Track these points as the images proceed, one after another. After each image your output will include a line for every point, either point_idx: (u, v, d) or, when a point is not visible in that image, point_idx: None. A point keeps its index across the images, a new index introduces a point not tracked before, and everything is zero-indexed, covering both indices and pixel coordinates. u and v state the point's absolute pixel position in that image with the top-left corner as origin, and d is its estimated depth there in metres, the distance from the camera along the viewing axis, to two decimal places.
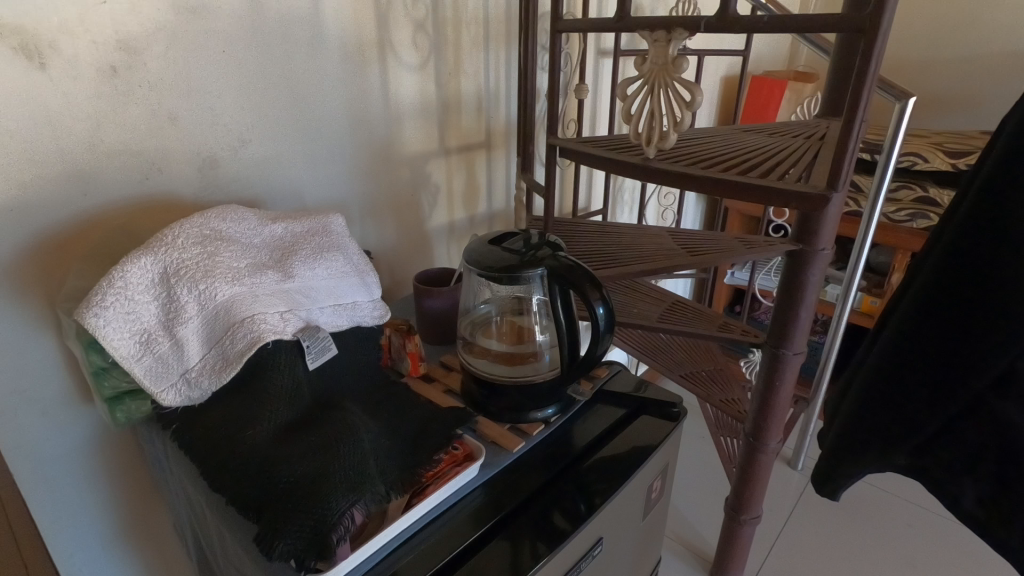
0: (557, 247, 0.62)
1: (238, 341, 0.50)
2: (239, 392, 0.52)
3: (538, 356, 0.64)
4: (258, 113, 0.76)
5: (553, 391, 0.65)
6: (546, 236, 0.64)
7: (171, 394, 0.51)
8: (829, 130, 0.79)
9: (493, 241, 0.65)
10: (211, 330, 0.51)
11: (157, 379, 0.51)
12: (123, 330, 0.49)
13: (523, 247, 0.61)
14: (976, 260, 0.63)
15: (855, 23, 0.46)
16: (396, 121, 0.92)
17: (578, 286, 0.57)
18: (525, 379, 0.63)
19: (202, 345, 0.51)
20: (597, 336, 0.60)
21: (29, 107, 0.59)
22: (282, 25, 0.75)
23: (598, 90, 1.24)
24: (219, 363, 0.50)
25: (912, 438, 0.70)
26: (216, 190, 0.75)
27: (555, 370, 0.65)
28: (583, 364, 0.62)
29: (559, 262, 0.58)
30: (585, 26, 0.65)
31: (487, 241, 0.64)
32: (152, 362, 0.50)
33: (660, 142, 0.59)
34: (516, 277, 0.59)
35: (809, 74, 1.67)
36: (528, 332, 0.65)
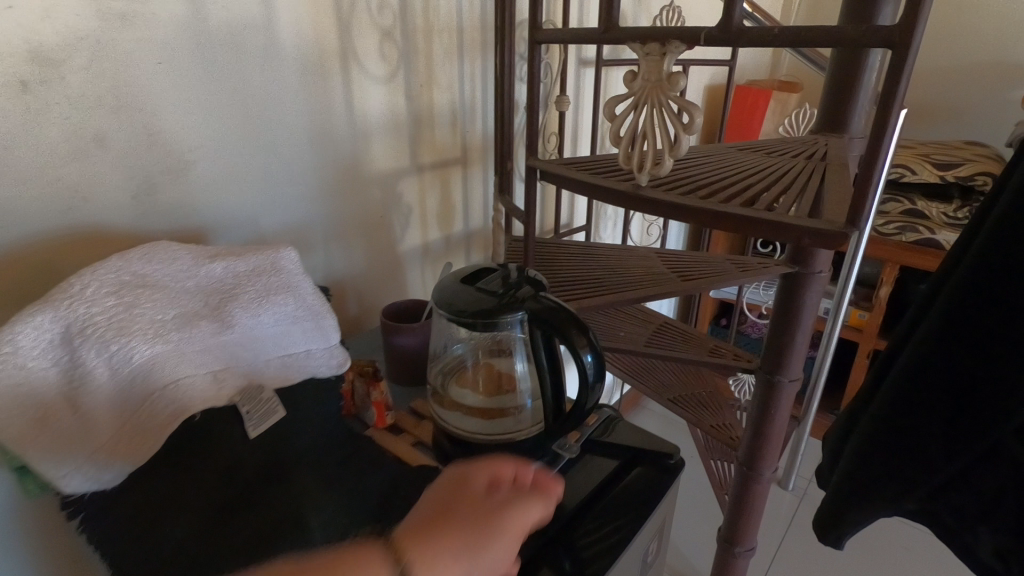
0: (538, 286, 0.55)
1: (158, 413, 0.44)
2: (163, 467, 0.44)
3: (519, 408, 0.58)
4: (204, 131, 0.68)
5: (538, 446, 0.58)
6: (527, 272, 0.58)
7: (74, 479, 0.44)
8: (829, 148, 0.73)
9: (466, 279, 0.58)
10: (126, 401, 0.45)
11: (56, 463, 0.43)
12: (13, 406, 0.42)
13: (503, 288, 0.54)
14: (996, 298, 0.56)
15: (877, 36, 0.39)
16: (364, 137, 0.84)
17: (560, 335, 0.50)
18: (505, 437, 0.57)
19: (113, 420, 0.44)
20: (586, 386, 0.53)
21: None
22: (229, 35, 0.67)
23: (580, 101, 1.18)
24: (135, 439, 0.44)
25: (927, 484, 0.64)
26: (155, 218, 0.67)
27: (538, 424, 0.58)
28: (571, 418, 0.55)
29: (539, 306, 0.51)
30: (567, 37, 0.58)
31: (459, 281, 0.57)
32: (50, 443, 0.43)
33: (654, 170, 0.53)
34: (493, 322, 0.52)
35: (794, 84, 1.64)
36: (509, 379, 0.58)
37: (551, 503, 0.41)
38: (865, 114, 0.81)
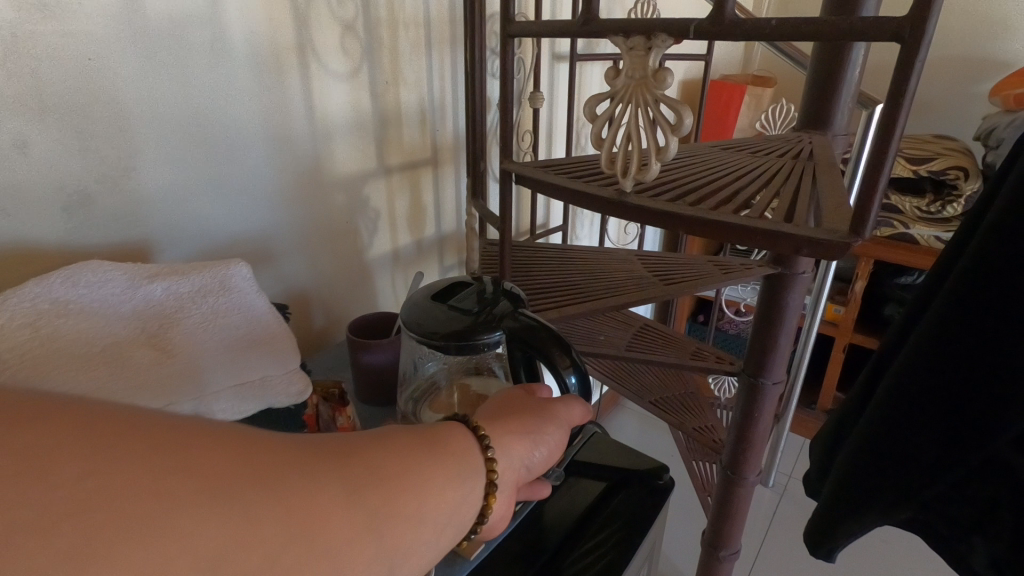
0: (519, 302, 0.51)
1: None
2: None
3: None
4: (144, 134, 0.62)
5: None
6: (510, 289, 0.54)
7: None
8: (815, 146, 0.70)
9: (443, 295, 0.54)
10: None
11: None
12: None
13: (479, 305, 0.51)
14: (993, 305, 0.54)
15: (884, 28, 0.35)
16: (325, 138, 0.79)
17: (542, 353, 0.46)
18: None
19: None
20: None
21: None
22: (169, 27, 0.61)
23: (555, 98, 1.14)
24: None
25: (922, 495, 0.62)
26: (90, 232, 0.60)
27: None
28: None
29: (519, 322, 0.47)
30: (542, 30, 0.54)
31: (434, 297, 0.53)
32: None
33: (639, 174, 0.49)
34: (470, 343, 0.48)
35: (767, 79, 1.63)
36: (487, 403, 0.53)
37: (588, 413, 0.46)
38: (848, 110, 0.78)
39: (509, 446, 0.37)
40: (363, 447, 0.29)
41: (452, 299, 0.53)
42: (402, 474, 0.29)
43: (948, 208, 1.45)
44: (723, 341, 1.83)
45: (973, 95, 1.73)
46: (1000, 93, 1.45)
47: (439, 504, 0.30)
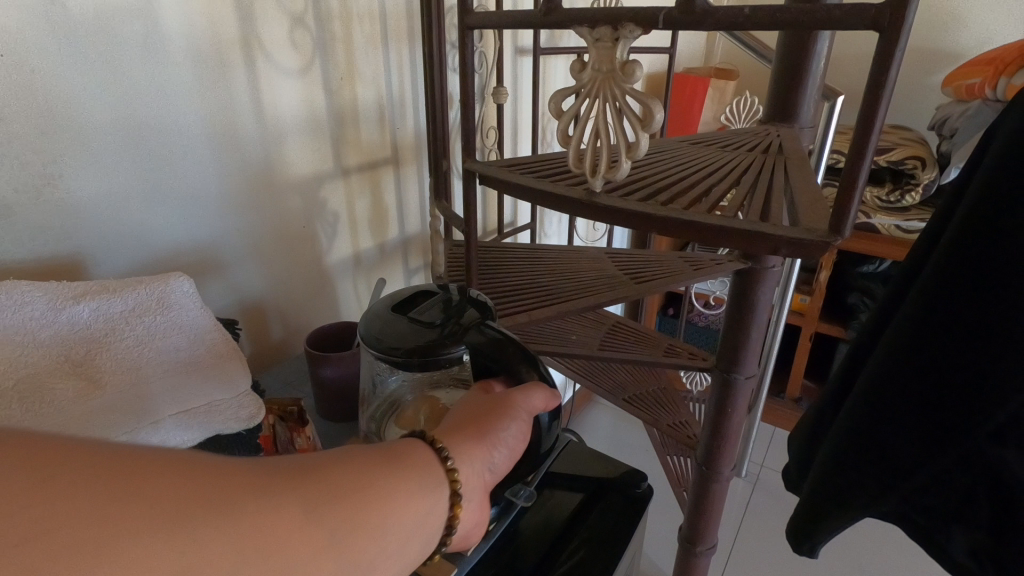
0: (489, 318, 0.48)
1: None
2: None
3: None
4: (70, 137, 0.56)
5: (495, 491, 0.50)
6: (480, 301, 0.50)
7: None
8: (783, 139, 0.69)
9: (408, 308, 0.51)
10: None
11: None
12: None
13: (444, 319, 0.48)
14: (967, 299, 0.54)
15: (864, 16, 0.34)
16: (276, 139, 0.74)
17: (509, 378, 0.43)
18: None
19: None
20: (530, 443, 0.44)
21: None
22: (96, 21, 0.56)
23: (519, 93, 1.11)
24: None
25: (901, 488, 0.61)
26: (11, 246, 0.55)
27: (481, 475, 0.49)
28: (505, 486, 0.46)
29: (486, 342, 0.44)
30: (503, 21, 0.51)
31: (398, 313, 0.50)
32: None
33: (610, 173, 0.47)
34: (431, 359, 0.45)
35: (730, 71, 1.63)
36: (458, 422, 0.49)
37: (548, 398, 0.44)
38: (814, 102, 0.78)
39: (472, 451, 0.36)
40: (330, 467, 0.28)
41: (416, 315, 0.49)
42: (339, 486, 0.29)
43: (907, 196, 1.48)
44: (693, 334, 1.84)
45: (926, 87, 1.78)
46: (952, 84, 1.49)
47: (406, 516, 0.30)
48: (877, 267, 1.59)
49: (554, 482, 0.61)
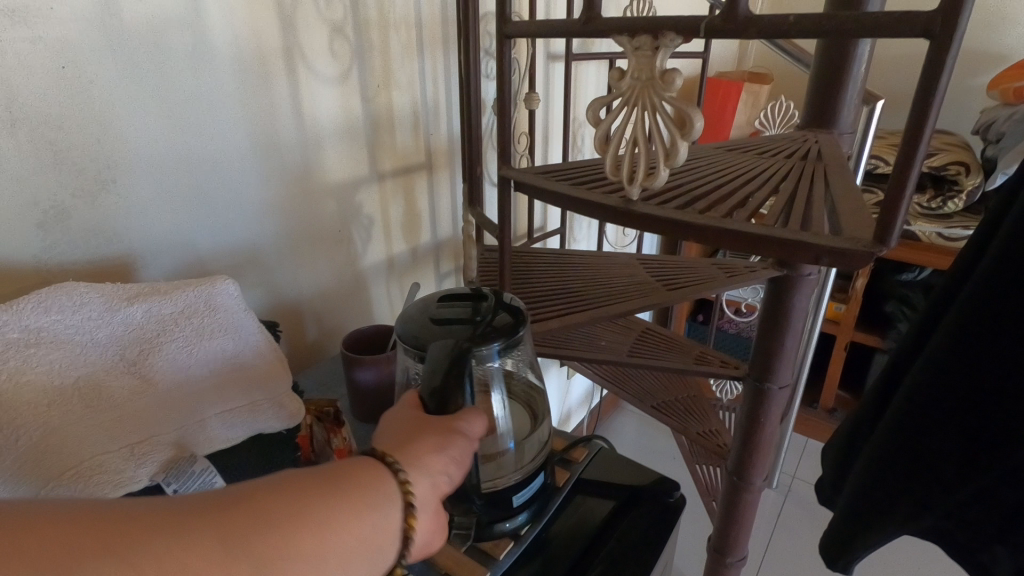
0: (489, 338, 0.46)
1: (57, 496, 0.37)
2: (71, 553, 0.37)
3: (503, 451, 0.51)
4: (124, 145, 0.59)
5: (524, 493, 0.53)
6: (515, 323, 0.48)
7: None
8: (822, 146, 0.68)
9: (458, 304, 0.52)
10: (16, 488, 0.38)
11: None
12: None
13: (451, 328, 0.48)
14: (1015, 310, 0.52)
15: (913, 23, 0.33)
16: (315, 145, 0.76)
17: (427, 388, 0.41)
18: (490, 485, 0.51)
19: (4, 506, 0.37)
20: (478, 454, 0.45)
21: None
22: (149, 33, 0.58)
23: (550, 98, 1.11)
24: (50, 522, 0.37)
25: (942, 505, 0.60)
26: (67, 248, 0.57)
27: (491, 487, 0.51)
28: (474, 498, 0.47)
29: (441, 352, 0.43)
30: (540, 30, 0.51)
31: (449, 303, 0.52)
32: None
33: (647, 180, 0.47)
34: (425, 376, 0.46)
35: (765, 75, 1.61)
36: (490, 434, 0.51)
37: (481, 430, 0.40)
38: (854, 107, 0.76)
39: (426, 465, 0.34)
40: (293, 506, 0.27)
41: (449, 313, 0.50)
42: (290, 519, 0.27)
43: (950, 203, 1.43)
44: (724, 341, 1.81)
45: (970, 89, 1.72)
46: (998, 86, 1.44)
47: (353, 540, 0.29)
48: (917, 275, 1.54)
49: (585, 488, 0.61)
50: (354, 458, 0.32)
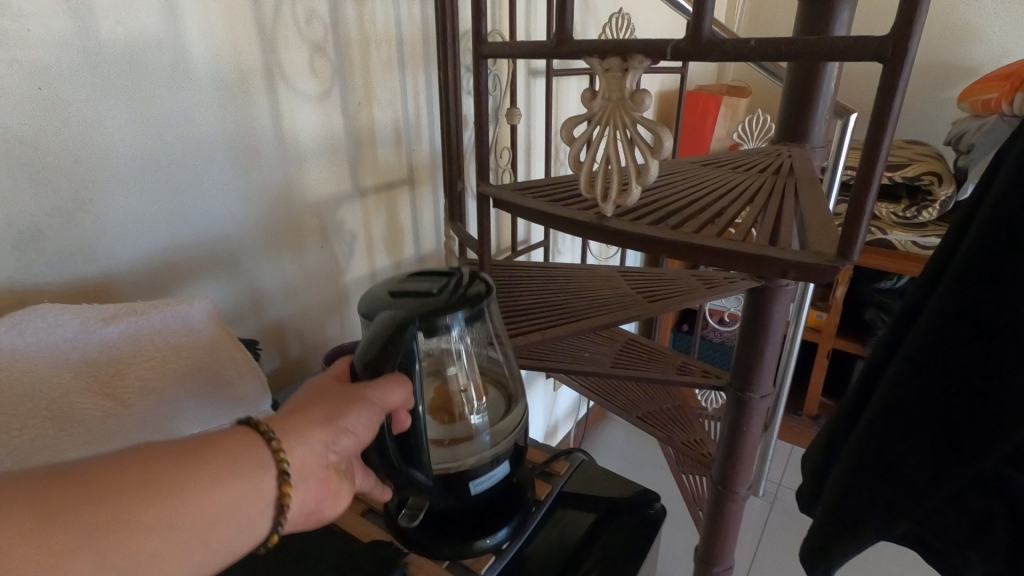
0: (438, 314, 0.47)
1: None
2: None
3: (473, 437, 0.52)
4: (100, 163, 0.58)
5: (492, 479, 0.53)
6: (472, 299, 0.49)
7: None
8: (794, 161, 0.70)
9: (436, 277, 0.53)
10: None
11: None
12: None
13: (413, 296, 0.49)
14: (980, 318, 0.54)
15: (867, 47, 0.35)
16: (296, 160, 0.76)
17: (363, 358, 0.45)
18: (455, 466, 0.50)
19: None
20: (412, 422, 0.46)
21: None
22: (127, 52, 0.58)
23: (532, 113, 1.12)
24: None
25: (915, 511, 0.61)
26: (45, 269, 0.57)
27: (444, 470, 0.50)
28: (418, 474, 0.48)
29: (381, 323, 0.46)
30: (514, 50, 0.53)
31: (428, 272, 0.53)
32: None
33: (620, 198, 0.48)
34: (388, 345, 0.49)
35: (742, 89, 1.64)
36: (459, 412, 0.52)
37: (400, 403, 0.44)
38: (825, 122, 0.78)
39: (306, 436, 0.38)
40: (147, 476, 0.31)
41: (417, 285, 0.51)
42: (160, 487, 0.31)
43: (923, 212, 1.47)
44: (708, 350, 1.83)
45: (942, 101, 1.77)
46: (967, 99, 1.48)
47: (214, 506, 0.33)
48: (895, 282, 1.57)
49: (567, 501, 0.62)
50: (227, 430, 0.36)
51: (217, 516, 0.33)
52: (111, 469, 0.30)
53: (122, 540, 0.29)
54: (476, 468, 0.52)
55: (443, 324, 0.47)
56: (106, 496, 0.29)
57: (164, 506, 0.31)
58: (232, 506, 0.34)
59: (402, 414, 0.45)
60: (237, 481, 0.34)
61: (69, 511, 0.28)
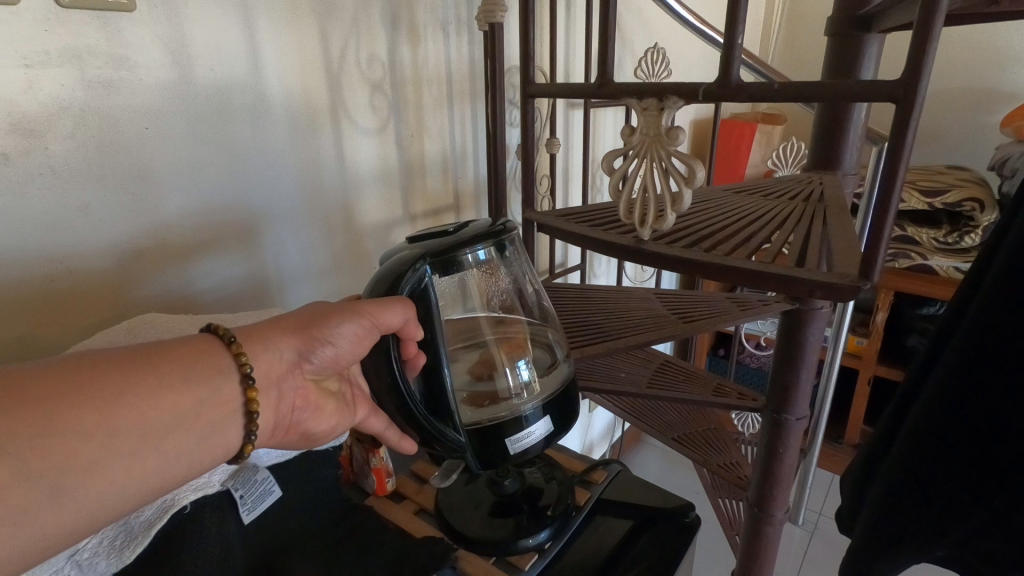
0: (460, 246, 0.51)
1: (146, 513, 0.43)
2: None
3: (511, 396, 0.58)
4: (187, 189, 0.66)
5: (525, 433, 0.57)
6: (494, 236, 0.54)
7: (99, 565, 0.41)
8: (824, 187, 0.73)
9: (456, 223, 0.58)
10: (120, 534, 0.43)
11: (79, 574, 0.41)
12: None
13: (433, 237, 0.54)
14: (1012, 335, 0.55)
15: (881, 88, 0.40)
16: (355, 188, 0.83)
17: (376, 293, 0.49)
18: (496, 418, 0.56)
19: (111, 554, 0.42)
20: (432, 367, 0.53)
21: None
22: (216, 92, 0.66)
23: (570, 143, 1.18)
24: (121, 539, 0.42)
25: (955, 531, 0.61)
26: (140, 283, 0.64)
27: (475, 424, 0.56)
28: (452, 432, 0.55)
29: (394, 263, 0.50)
30: (559, 91, 0.60)
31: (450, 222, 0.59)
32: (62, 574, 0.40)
33: (655, 223, 0.52)
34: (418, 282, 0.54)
35: (777, 117, 1.67)
36: (497, 370, 0.58)
37: (398, 317, 0.48)
38: (856, 151, 0.81)
39: (275, 341, 0.43)
40: (85, 393, 0.33)
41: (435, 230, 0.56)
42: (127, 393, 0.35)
43: (965, 237, 1.45)
44: (744, 375, 1.82)
45: (984, 126, 1.76)
46: (1010, 124, 1.48)
47: (184, 406, 0.37)
48: (938, 308, 1.55)
49: (606, 508, 0.65)
50: (190, 337, 0.40)
51: (185, 415, 0.37)
52: (94, 373, 0.34)
53: (105, 433, 0.33)
54: (514, 421, 0.57)
55: (460, 258, 0.51)
56: (38, 413, 0.31)
57: (111, 418, 0.34)
58: (184, 413, 0.37)
59: (410, 329, 0.49)
60: (200, 388, 0.38)
61: (64, 410, 0.32)
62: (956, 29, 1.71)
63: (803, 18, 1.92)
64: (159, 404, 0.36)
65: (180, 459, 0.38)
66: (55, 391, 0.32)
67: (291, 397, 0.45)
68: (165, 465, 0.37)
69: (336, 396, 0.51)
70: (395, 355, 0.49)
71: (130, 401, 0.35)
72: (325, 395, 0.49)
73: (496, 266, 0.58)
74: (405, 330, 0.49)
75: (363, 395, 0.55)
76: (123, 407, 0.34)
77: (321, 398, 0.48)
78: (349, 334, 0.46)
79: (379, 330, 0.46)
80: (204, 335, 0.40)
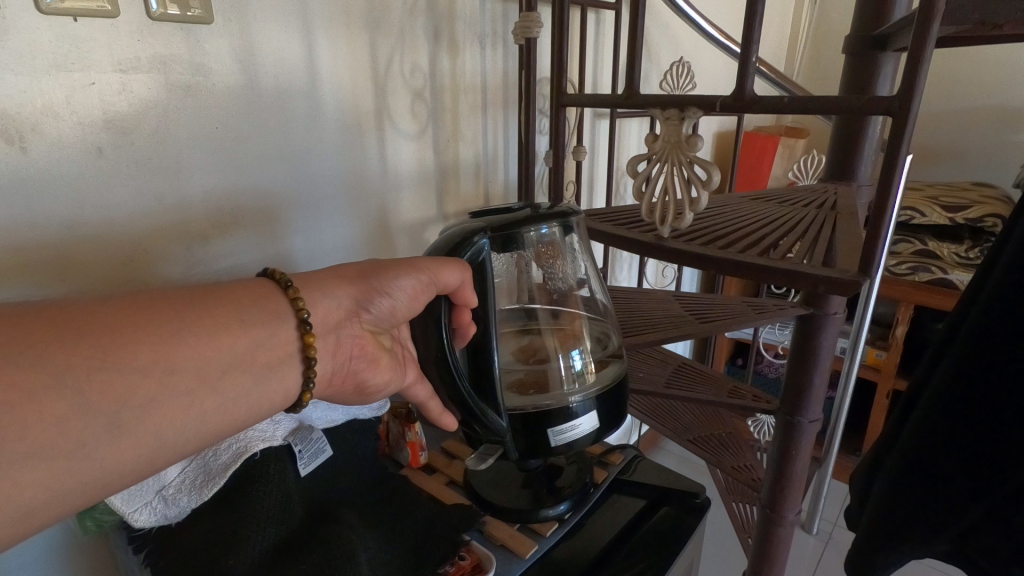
0: (521, 225, 0.55)
1: (222, 456, 0.55)
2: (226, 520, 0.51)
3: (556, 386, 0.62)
4: (247, 182, 0.73)
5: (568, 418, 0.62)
6: (559, 216, 0.58)
7: (186, 499, 0.53)
8: (840, 197, 0.76)
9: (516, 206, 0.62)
10: (200, 476, 0.54)
11: (171, 505, 0.53)
12: (146, 510, 0.52)
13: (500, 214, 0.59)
14: (1011, 336, 0.59)
15: (879, 105, 0.45)
16: (394, 188, 0.90)
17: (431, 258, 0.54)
18: (541, 406, 0.61)
19: (193, 491, 0.53)
20: (478, 344, 0.56)
21: (21, 196, 0.56)
22: (277, 96, 0.73)
23: (596, 151, 1.23)
24: (200, 479, 0.54)
25: (953, 525, 0.64)
26: (204, 266, 0.71)
27: (521, 409, 0.61)
28: (495, 415, 0.58)
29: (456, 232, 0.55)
30: (588, 101, 0.65)
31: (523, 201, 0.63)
32: (158, 504, 0.53)
33: (675, 222, 0.58)
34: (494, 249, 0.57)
35: (800, 129, 1.70)
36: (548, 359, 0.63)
37: (462, 279, 0.53)
38: (871, 163, 0.85)
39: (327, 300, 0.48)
40: (151, 336, 0.37)
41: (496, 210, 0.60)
42: (196, 331, 0.40)
43: None
44: (761, 383, 1.84)
45: (1010, 144, 1.76)
46: None
47: (242, 345, 0.42)
48: None
49: (623, 488, 0.70)
50: (241, 284, 0.45)
51: (246, 354, 0.42)
52: (166, 314, 0.39)
53: (185, 367, 0.39)
54: (562, 411, 0.61)
55: (521, 235, 0.56)
56: (125, 352, 0.36)
57: (181, 354, 0.39)
58: (242, 353, 0.42)
59: (466, 295, 0.53)
60: (254, 332, 0.43)
61: (152, 344, 0.37)
62: (982, 48, 1.73)
63: (828, 36, 1.96)
64: (218, 343, 0.41)
65: (243, 399, 0.43)
66: (143, 331, 0.37)
67: (348, 345, 0.51)
68: (224, 404, 0.42)
69: (389, 351, 0.56)
70: (445, 322, 0.54)
71: (198, 339, 0.40)
72: (381, 349, 0.55)
73: (563, 251, 0.63)
74: (462, 289, 0.53)
75: (410, 357, 0.60)
76: (191, 343, 0.39)
77: (377, 350, 0.54)
78: (409, 288, 0.52)
79: (438, 286, 0.52)
80: (260, 280, 0.46)
